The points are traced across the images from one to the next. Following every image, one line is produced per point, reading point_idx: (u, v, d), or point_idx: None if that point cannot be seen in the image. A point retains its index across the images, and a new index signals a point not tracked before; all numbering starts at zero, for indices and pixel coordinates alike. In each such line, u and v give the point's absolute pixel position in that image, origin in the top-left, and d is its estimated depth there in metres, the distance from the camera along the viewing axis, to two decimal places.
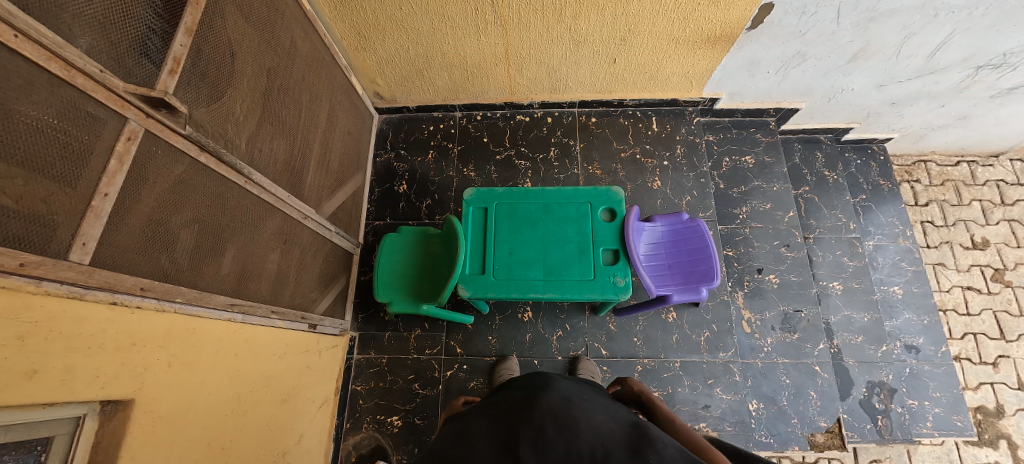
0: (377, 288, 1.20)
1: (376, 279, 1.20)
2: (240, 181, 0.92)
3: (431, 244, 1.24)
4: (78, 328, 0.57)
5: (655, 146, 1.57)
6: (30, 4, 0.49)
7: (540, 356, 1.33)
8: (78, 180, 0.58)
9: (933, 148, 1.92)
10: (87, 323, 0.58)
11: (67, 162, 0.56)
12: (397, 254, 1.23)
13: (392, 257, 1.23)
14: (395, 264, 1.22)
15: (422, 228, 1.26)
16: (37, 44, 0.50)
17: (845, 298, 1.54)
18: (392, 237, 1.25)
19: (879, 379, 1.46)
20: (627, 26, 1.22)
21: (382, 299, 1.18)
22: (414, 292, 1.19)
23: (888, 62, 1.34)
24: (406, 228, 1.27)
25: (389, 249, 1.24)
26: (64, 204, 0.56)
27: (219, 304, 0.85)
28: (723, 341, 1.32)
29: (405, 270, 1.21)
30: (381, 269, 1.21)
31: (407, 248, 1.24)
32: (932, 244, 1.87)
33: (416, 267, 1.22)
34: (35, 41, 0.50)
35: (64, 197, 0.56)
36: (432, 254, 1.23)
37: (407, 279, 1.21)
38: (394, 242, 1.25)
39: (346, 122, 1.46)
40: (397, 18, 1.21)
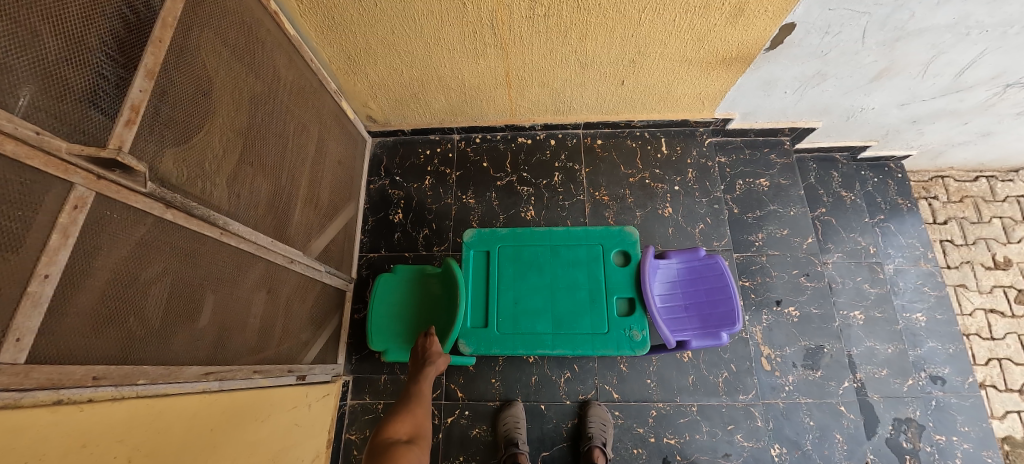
0: (372, 334, 1.11)
1: (370, 326, 1.11)
2: (215, 234, 0.83)
3: (429, 283, 1.15)
4: (11, 442, 0.46)
5: (665, 169, 1.48)
6: None
7: (547, 400, 1.24)
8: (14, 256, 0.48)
9: (951, 164, 1.84)
10: (25, 433, 0.48)
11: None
12: (393, 296, 1.15)
13: (388, 300, 1.14)
14: (390, 307, 1.13)
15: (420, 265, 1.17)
16: None
17: (867, 329, 1.46)
18: (387, 276, 1.17)
19: (905, 415, 1.38)
20: (637, 47, 1.13)
21: (377, 347, 1.09)
22: (411, 338, 1.10)
23: (913, 81, 1.26)
24: (402, 265, 1.18)
25: (385, 290, 1.15)
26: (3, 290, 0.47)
27: (191, 376, 0.76)
28: (742, 382, 1.24)
29: (401, 314, 1.13)
30: (376, 313, 1.13)
31: (404, 289, 1.16)
32: (953, 264, 1.79)
33: (414, 310, 1.13)
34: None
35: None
36: (430, 294, 1.14)
37: (404, 324, 1.12)
38: (389, 282, 1.16)
39: (337, 150, 1.37)
40: (389, 41, 1.12)
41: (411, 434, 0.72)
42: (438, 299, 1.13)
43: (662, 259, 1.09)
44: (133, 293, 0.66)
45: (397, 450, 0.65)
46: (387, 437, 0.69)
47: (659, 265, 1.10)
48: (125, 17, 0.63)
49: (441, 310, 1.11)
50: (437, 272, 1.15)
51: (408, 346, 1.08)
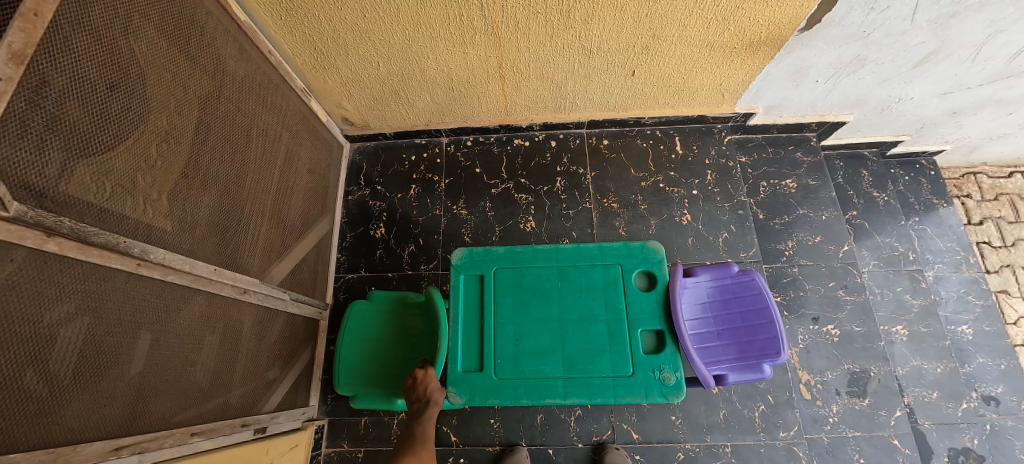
0: (340, 375, 0.94)
1: (337, 365, 0.93)
2: (128, 266, 0.64)
3: (410, 315, 0.98)
4: None
5: (681, 172, 1.32)
6: None
7: (555, 443, 1.06)
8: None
9: (985, 159, 1.70)
10: None
11: None
12: (366, 329, 0.97)
13: (360, 333, 0.97)
14: (363, 341, 0.96)
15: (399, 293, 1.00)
16: None
17: (913, 346, 1.29)
18: (360, 304, 0.99)
19: (962, 445, 1.21)
20: (651, 30, 0.97)
21: (344, 391, 0.92)
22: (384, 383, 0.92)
23: (961, 66, 1.11)
24: (379, 292, 1.01)
25: (357, 322, 0.98)
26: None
27: (94, 455, 0.57)
28: (782, 416, 1.06)
29: (376, 351, 0.95)
30: (346, 349, 0.95)
31: (380, 321, 0.98)
32: (992, 268, 1.64)
33: (389, 347, 0.95)
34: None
35: None
36: (409, 329, 0.97)
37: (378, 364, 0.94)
38: (363, 312, 0.99)
39: (307, 158, 1.20)
40: (359, 26, 0.95)
41: None
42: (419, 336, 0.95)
43: (690, 277, 0.92)
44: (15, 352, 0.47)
45: None
46: None
47: (687, 285, 0.93)
48: None
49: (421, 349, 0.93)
50: (418, 303, 0.98)
51: (382, 392, 0.90)
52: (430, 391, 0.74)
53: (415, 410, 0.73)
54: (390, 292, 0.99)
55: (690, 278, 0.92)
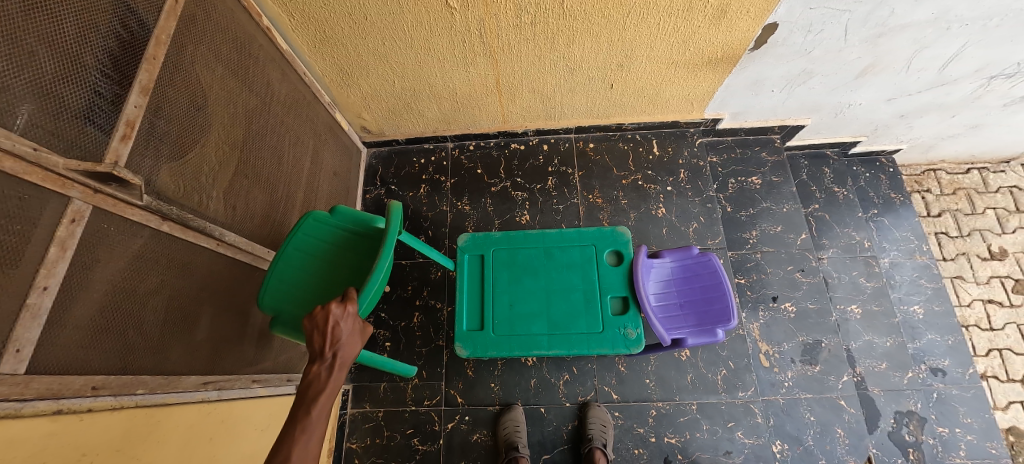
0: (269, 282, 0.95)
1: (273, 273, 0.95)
2: (211, 244, 0.85)
3: (363, 240, 1.02)
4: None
5: (657, 171, 1.50)
6: None
7: (546, 403, 1.24)
8: (14, 276, 0.49)
9: (943, 157, 1.86)
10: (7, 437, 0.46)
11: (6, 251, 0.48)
12: (308, 247, 1.00)
13: (305, 249, 0.99)
14: (302, 257, 0.99)
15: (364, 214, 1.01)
16: None
17: (865, 323, 1.46)
18: (316, 217, 1.02)
19: (906, 408, 1.38)
20: (623, 52, 1.16)
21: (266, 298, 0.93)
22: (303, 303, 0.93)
23: (899, 76, 1.27)
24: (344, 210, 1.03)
25: (304, 237, 1.01)
26: (6, 301, 0.48)
27: (190, 385, 0.77)
28: (741, 379, 1.24)
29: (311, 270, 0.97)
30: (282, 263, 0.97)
31: (321, 243, 1.00)
32: (949, 256, 1.80)
33: (324, 272, 0.97)
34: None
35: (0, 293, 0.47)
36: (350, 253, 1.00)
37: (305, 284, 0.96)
38: (312, 229, 1.01)
39: (332, 161, 1.40)
40: (380, 52, 1.14)
41: None
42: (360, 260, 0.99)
43: (657, 259, 1.11)
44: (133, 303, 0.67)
45: None
46: None
47: (655, 266, 1.12)
48: (119, 36, 0.65)
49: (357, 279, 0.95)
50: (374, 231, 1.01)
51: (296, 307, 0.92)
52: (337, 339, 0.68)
53: (317, 369, 0.65)
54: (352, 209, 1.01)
55: (658, 260, 1.12)
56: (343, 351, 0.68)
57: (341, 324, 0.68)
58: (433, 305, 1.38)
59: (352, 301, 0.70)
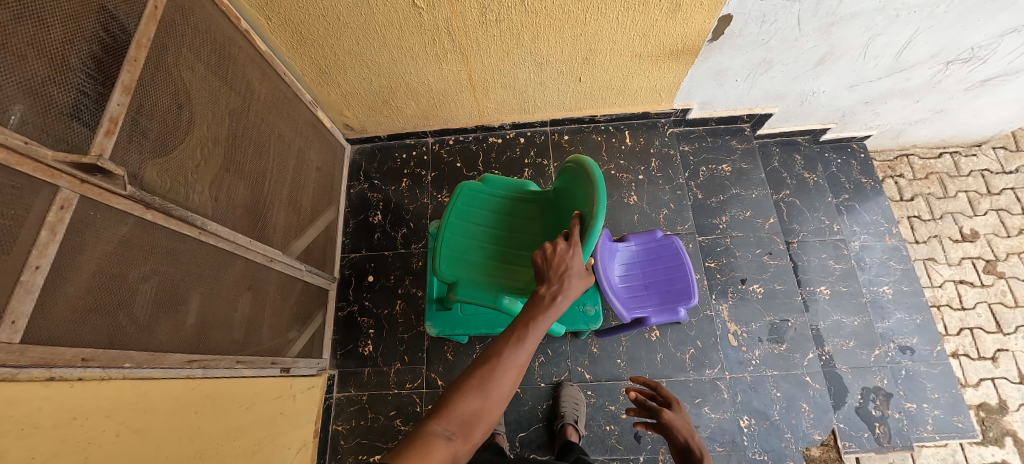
0: (438, 258, 0.82)
1: (439, 248, 0.83)
2: (194, 233, 0.90)
3: (525, 208, 0.88)
4: None
5: (629, 160, 1.57)
6: None
7: (523, 383, 1.30)
8: (12, 254, 0.55)
9: (914, 142, 1.90)
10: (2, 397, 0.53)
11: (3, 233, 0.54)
12: (475, 213, 0.87)
13: (468, 220, 0.86)
14: (466, 228, 0.86)
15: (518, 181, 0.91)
16: None
17: (833, 303, 1.51)
18: (473, 186, 0.90)
19: (874, 384, 1.42)
20: (587, 46, 1.21)
21: (444, 274, 0.80)
22: (496, 275, 0.80)
23: (857, 63, 1.32)
24: (494, 177, 0.92)
25: (465, 205, 0.88)
26: (5, 278, 0.53)
27: (176, 362, 0.83)
28: (708, 357, 1.30)
29: (488, 236, 0.85)
30: (451, 230, 0.85)
31: (499, 205, 0.88)
32: (921, 239, 1.84)
33: (498, 242, 0.84)
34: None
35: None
36: (535, 216, 0.87)
37: (489, 251, 0.83)
38: (479, 194, 0.89)
39: (316, 158, 1.46)
40: (356, 52, 1.21)
41: (485, 400, 0.49)
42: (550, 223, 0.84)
43: (625, 244, 1.18)
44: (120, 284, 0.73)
45: (434, 439, 0.43)
46: (454, 397, 0.48)
47: (621, 252, 1.18)
48: (101, 41, 0.71)
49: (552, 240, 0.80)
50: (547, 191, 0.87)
51: (482, 283, 0.79)
52: (566, 269, 0.62)
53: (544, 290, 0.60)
54: (509, 179, 0.90)
55: (624, 245, 1.18)
56: (572, 285, 0.61)
57: (569, 255, 0.63)
58: (415, 293, 1.44)
59: (578, 240, 0.65)
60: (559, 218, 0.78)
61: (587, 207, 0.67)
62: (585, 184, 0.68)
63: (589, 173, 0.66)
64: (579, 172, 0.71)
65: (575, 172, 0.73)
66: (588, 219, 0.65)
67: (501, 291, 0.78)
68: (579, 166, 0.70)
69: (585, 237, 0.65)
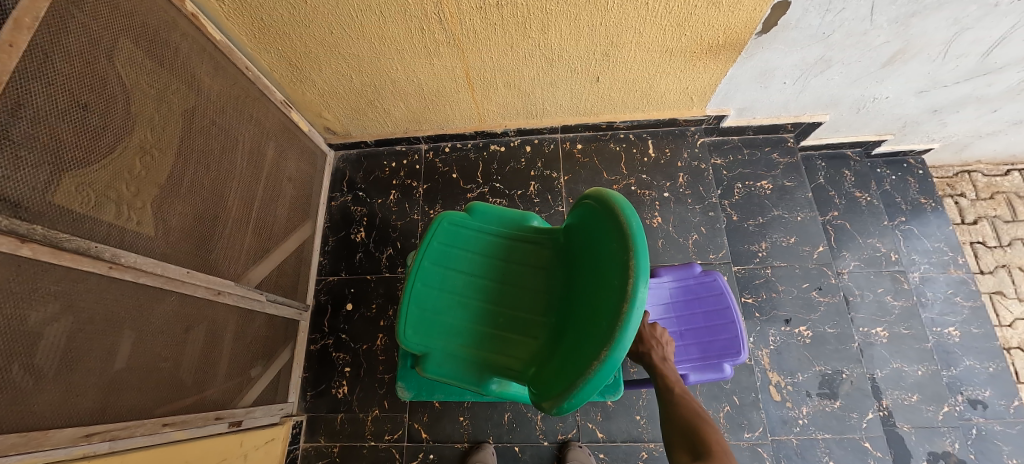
0: (406, 321, 0.62)
1: (408, 306, 0.63)
2: (102, 269, 0.69)
3: (524, 250, 0.68)
4: None
5: (653, 175, 1.35)
6: None
7: (521, 441, 1.09)
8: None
9: (979, 157, 1.65)
10: None
11: None
12: (459, 255, 0.68)
13: (448, 265, 0.67)
14: (444, 277, 0.66)
15: (517, 211, 0.71)
16: None
17: (892, 348, 1.28)
18: (456, 218, 0.70)
19: (942, 449, 1.19)
20: (609, 38, 1.00)
21: (412, 346, 0.60)
22: (481, 346, 0.60)
23: (932, 65, 1.08)
24: (484, 207, 0.71)
25: (444, 245, 0.68)
26: None
27: (65, 440, 0.63)
28: (748, 417, 1.07)
29: (474, 289, 0.65)
30: (425, 280, 0.65)
31: (491, 246, 0.68)
32: (986, 269, 1.60)
33: (487, 297, 0.65)
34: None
35: None
36: (537, 263, 0.66)
37: (474, 311, 0.63)
38: (463, 229, 0.69)
39: (289, 166, 1.27)
40: (330, 43, 1.01)
41: None
42: (557, 275, 0.64)
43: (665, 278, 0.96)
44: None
45: None
46: None
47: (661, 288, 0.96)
48: None
49: (560, 303, 0.60)
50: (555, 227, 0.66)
51: (463, 359, 0.59)
52: None
53: None
54: (502, 209, 0.70)
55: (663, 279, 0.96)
56: None
57: None
58: None
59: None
60: (573, 275, 0.57)
61: (616, 278, 0.43)
62: (614, 241, 0.45)
63: (621, 225, 0.43)
64: (604, 216, 0.48)
65: (596, 215, 0.51)
66: (617, 300, 0.41)
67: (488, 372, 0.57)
68: (604, 207, 0.48)
69: (613, 331, 0.39)
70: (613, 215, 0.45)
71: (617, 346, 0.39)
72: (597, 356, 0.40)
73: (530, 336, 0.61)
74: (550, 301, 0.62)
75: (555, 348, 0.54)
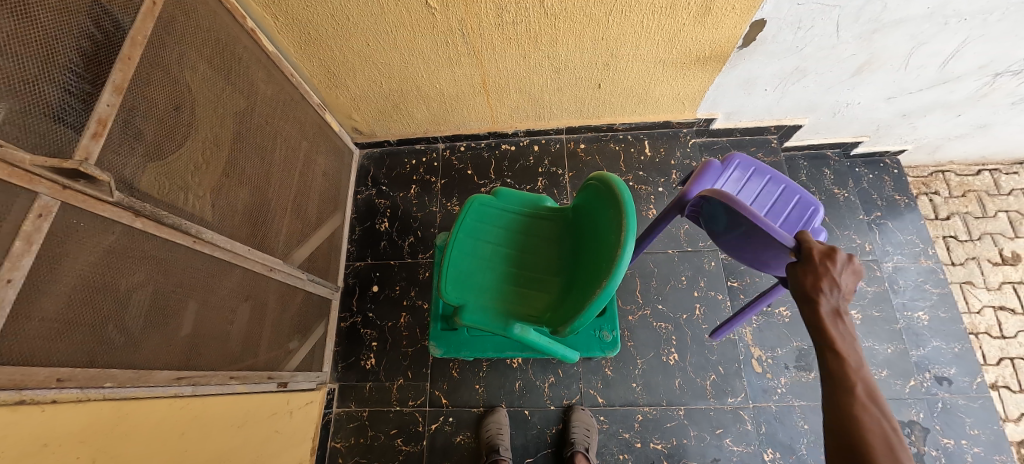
0: (444, 279, 0.75)
1: (445, 268, 0.76)
2: (188, 242, 0.85)
3: (540, 225, 0.82)
4: None
5: (649, 172, 1.50)
6: None
7: (531, 406, 1.23)
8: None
9: (951, 158, 1.79)
10: None
11: None
12: (486, 228, 0.81)
13: (477, 236, 0.80)
14: (475, 246, 0.79)
15: (534, 194, 0.85)
16: None
17: (865, 329, 1.41)
18: (484, 199, 0.84)
19: (908, 418, 1.33)
20: (609, 51, 1.14)
21: (449, 298, 0.73)
22: (506, 300, 0.74)
23: (897, 74, 1.22)
24: (506, 190, 0.85)
25: (474, 220, 0.82)
26: None
27: (163, 380, 0.78)
28: (731, 385, 1.22)
29: (498, 256, 0.79)
30: (459, 248, 0.79)
31: (512, 222, 0.82)
32: (957, 261, 1.73)
33: (510, 262, 0.78)
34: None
35: None
36: (551, 235, 0.80)
37: (499, 273, 0.77)
38: (490, 208, 0.83)
39: (322, 162, 1.41)
40: (366, 54, 1.16)
41: None
42: (567, 244, 0.78)
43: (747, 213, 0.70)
44: (106, 301, 0.68)
45: None
46: None
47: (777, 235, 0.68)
48: (93, 37, 0.67)
49: (569, 265, 0.73)
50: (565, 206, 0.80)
51: (491, 309, 0.72)
52: None
53: None
54: (522, 192, 0.84)
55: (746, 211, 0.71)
56: None
57: None
58: (420, 305, 1.39)
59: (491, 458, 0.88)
60: (580, 242, 0.71)
61: (614, 234, 0.57)
62: (613, 208, 0.58)
63: (618, 195, 0.58)
64: (605, 192, 0.62)
65: (599, 191, 0.65)
66: (614, 249, 0.55)
67: (513, 318, 0.70)
68: (605, 184, 0.62)
69: (610, 270, 0.53)
70: (612, 189, 0.60)
71: (613, 280, 0.53)
72: (598, 289, 0.55)
73: (545, 293, 0.75)
74: (561, 265, 0.76)
75: (566, 298, 0.68)
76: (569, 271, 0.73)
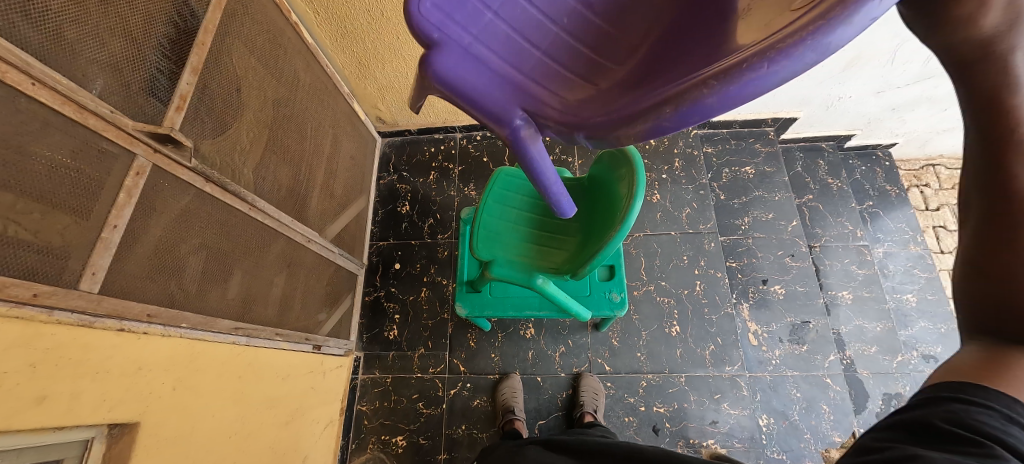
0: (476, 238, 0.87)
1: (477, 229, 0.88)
2: (244, 208, 0.96)
3: None
4: (86, 354, 0.60)
5: (653, 160, 1.60)
6: (30, 43, 0.53)
7: (543, 373, 1.33)
8: (89, 213, 0.61)
9: (941, 151, 1.88)
10: (84, 339, 0.59)
11: (78, 195, 0.59)
12: (512, 196, 0.93)
13: (505, 203, 0.92)
14: (502, 211, 0.91)
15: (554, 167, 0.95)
16: (53, 89, 0.55)
17: (855, 308, 1.51)
18: (510, 171, 0.95)
19: (896, 391, 1.40)
20: None
21: (480, 253, 0.85)
22: (530, 255, 0.85)
23: (884, 69, 1.31)
24: None
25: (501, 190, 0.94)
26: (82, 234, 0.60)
27: (223, 328, 0.89)
28: (728, 354, 1.32)
29: (523, 220, 0.90)
30: (488, 213, 0.90)
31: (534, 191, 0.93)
32: (947, 249, 1.81)
33: (533, 225, 0.89)
34: (51, 87, 0.55)
35: (76, 229, 0.59)
36: None
37: (523, 234, 0.88)
38: (515, 179, 0.94)
39: (349, 147, 1.52)
40: (395, 46, 1.26)
41: None
42: (584, 208, 0.88)
43: (785, 29, 0.20)
44: (181, 254, 0.79)
45: None
46: None
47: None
48: (175, 24, 0.78)
49: (585, 225, 0.84)
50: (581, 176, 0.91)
51: (516, 263, 0.84)
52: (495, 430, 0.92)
53: None
54: None
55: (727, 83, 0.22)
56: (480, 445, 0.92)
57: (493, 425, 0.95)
58: (440, 281, 1.49)
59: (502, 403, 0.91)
60: (595, 203, 0.81)
61: (626, 189, 0.67)
62: (625, 167, 0.69)
63: (629, 156, 0.68)
64: (618, 156, 0.72)
65: (613, 156, 0.75)
66: (626, 200, 0.65)
67: (536, 270, 0.82)
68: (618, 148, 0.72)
69: (622, 217, 0.64)
70: (624, 151, 0.70)
71: (625, 224, 0.63)
72: (615, 230, 0.65)
73: (564, 250, 0.85)
74: (578, 226, 0.86)
75: (582, 250, 0.79)
76: (584, 229, 0.83)
